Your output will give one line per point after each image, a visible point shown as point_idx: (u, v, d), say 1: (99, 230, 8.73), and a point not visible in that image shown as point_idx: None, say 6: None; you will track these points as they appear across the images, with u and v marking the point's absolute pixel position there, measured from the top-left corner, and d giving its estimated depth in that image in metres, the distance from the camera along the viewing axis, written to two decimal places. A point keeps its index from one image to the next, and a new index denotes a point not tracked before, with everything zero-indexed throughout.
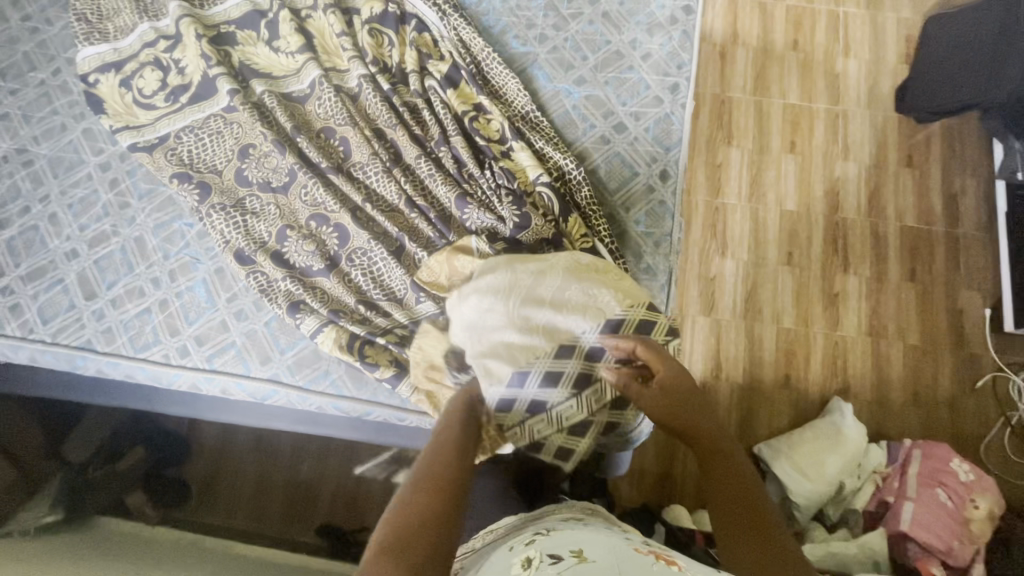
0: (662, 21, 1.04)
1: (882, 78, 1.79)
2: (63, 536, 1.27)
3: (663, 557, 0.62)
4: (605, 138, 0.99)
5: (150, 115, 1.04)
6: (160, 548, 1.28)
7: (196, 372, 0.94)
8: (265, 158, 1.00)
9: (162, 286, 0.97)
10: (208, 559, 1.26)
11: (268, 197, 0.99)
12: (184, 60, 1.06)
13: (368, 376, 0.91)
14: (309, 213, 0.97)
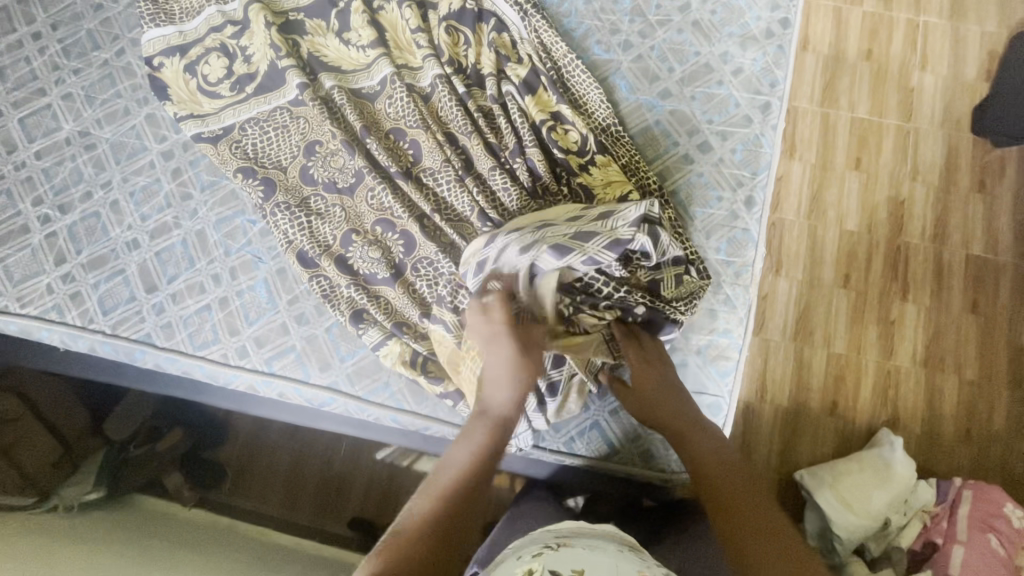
0: (756, 34, 0.97)
1: (960, 95, 1.69)
2: (99, 517, 1.27)
3: None
4: (688, 157, 0.93)
5: (215, 104, 1.01)
6: (191, 534, 1.27)
7: (254, 374, 0.92)
8: (333, 159, 0.97)
9: (222, 283, 0.95)
10: (240, 550, 1.25)
11: (334, 198, 0.96)
12: (252, 47, 1.03)
13: (430, 391, 0.89)
14: (376, 218, 0.94)
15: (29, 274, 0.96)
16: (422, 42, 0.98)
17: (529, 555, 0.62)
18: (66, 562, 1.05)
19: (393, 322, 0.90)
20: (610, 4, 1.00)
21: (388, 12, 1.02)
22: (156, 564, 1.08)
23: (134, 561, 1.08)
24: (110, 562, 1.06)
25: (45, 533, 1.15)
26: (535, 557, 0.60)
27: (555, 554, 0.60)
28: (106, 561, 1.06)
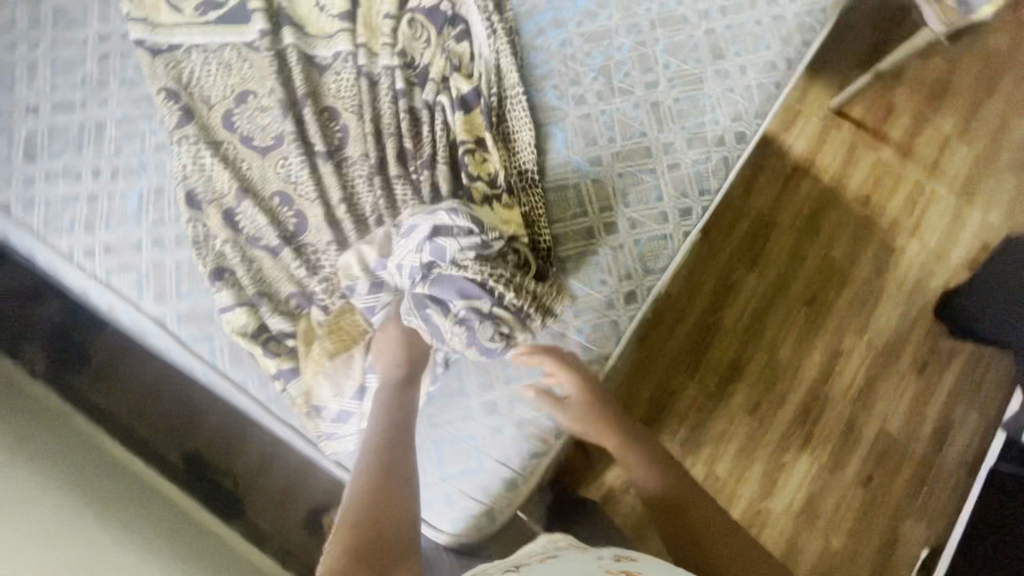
0: (708, 137, 0.94)
1: (936, 273, 1.65)
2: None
3: None
4: (590, 231, 0.91)
5: (172, 19, 0.97)
6: (9, 418, 1.22)
7: (92, 279, 0.90)
8: (258, 106, 0.94)
9: (97, 179, 0.92)
10: (54, 451, 1.21)
11: (245, 153, 0.92)
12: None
13: (249, 360, 0.87)
14: (278, 189, 0.91)
15: None
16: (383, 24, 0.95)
17: None
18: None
19: (245, 286, 0.88)
20: (582, 54, 0.97)
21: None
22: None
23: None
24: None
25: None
26: None
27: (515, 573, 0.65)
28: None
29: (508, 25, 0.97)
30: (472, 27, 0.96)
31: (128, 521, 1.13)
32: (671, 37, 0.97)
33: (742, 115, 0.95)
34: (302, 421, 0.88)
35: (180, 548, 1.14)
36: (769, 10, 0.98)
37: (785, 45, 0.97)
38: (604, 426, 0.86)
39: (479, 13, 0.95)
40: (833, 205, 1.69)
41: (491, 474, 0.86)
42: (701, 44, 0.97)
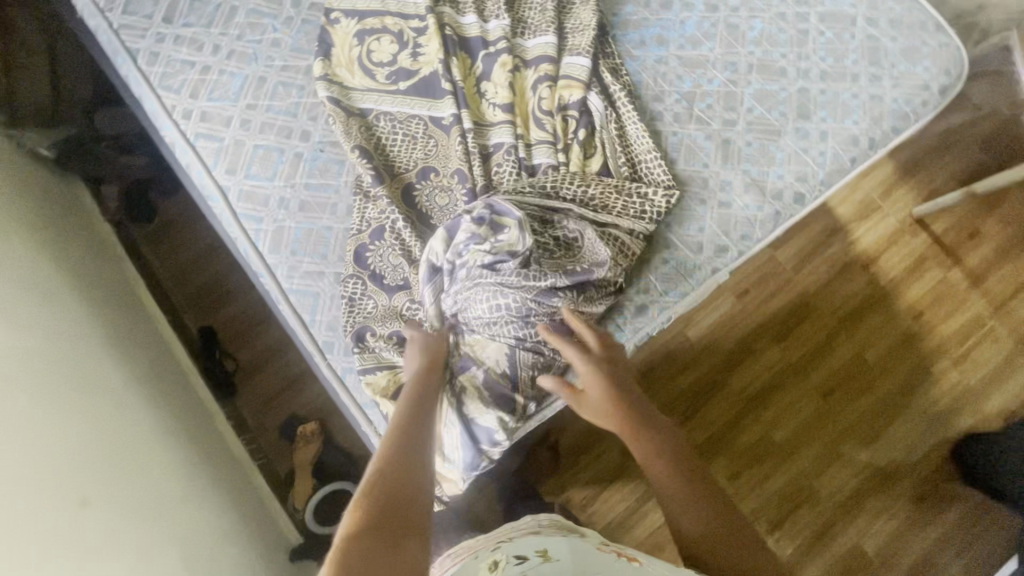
0: (766, 187, 0.95)
1: (969, 411, 1.56)
2: (31, 186, 1.38)
3: (624, 554, 0.65)
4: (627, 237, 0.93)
5: (365, 83, 0.99)
6: (79, 259, 1.38)
7: (181, 137, 1.00)
8: (375, 41, 1.00)
9: (215, 54, 1.03)
10: (106, 301, 1.37)
11: (371, 117, 0.98)
12: (426, 47, 0.99)
13: (286, 249, 0.95)
14: (381, 144, 0.97)
15: None
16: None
17: (486, 554, 0.66)
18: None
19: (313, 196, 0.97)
20: (672, 75, 1.00)
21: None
22: (22, 266, 1.18)
23: (10, 249, 1.18)
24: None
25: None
26: (495, 553, 0.65)
27: (511, 548, 0.66)
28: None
29: (604, 28, 1.02)
30: (578, 20, 1.01)
31: (143, 381, 1.29)
32: (762, 85, 0.99)
33: (808, 177, 0.96)
34: (309, 319, 0.93)
35: (172, 418, 1.29)
36: (870, 87, 0.99)
37: (873, 125, 0.97)
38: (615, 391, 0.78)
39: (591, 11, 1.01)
40: (883, 308, 1.63)
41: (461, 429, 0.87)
42: (790, 99, 0.98)
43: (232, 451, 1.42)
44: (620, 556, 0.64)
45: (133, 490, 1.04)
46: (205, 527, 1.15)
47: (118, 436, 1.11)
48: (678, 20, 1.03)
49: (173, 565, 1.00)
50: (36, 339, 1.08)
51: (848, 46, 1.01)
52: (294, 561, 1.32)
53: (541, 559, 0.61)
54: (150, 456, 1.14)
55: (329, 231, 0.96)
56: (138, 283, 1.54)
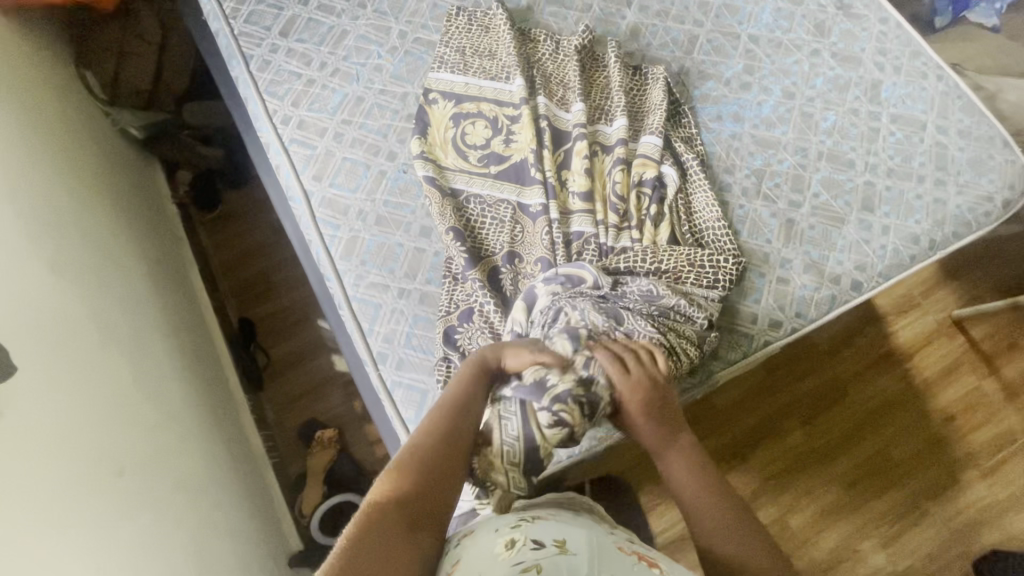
0: (824, 269, 0.98)
1: (995, 527, 1.51)
2: (110, 163, 1.44)
3: (642, 557, 0.67)
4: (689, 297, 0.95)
5: (457, 164, 1.02)
6: (142, 238, 1.42)
7: (276, 139, 1.07)
8: (470, 124, 1.03)
9: (321, 71, 1.11)
10: (159, 279, 1.41)
11: (447, 144, 1.03)
12: (518, 135, 1.02)
13: (358, 259, 0.99)
14: (453, 168, 1.02)
15: None
16: (579, 83, 1.05)
17: (505, 526, 0.66)
18: (54, 176, 1.19)
19: (392, 213, 1.02)
20: (744, 151, 1.05)
21: (570, 42, 1.10)
22: (92, 237, 1.22)
23: (84, 220, 1.22)
24: (68, 203, 1.20)
25: (67, 139, 1.31)
26: (517, 527, 0.65)
27: (533, 525, 0.66)
28: (69, 200, 1.20)
29: (672, 104, 1.08)
30: (649, 98, 1.07)
31: (182, 365, 1.31)
32: (829, 173, 1.03)
33: (866, 266, 0.98)
34: (367, 328, 0.96)
35: (202, 405, 1.31)
36: (935, 190, 1.02)
37: (935, 226, 1.00)
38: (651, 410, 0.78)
39: (664, 90, 1.07)
40: (914, 405, 1.61)
41: None
42: (856, 190, 1.02)
43: (250, 447, 1.43)
44: (641, 561, 0.65)
45: (162, 468, 1.06)
46: (217, 520, 1.14)
47: (155, 416, 1.12)
48: (755, 101, 1.09)
49: (186, 550, 1.00)
50: (94, 310, 1.10)
51: (916, 149, 1.05)
52: (291, 567, 1.31)
53: (559, 551, 0.62)
54: (179, 436, 1.16)
55: (400, 247, 1.00)
56: (191, 267, 1.59)
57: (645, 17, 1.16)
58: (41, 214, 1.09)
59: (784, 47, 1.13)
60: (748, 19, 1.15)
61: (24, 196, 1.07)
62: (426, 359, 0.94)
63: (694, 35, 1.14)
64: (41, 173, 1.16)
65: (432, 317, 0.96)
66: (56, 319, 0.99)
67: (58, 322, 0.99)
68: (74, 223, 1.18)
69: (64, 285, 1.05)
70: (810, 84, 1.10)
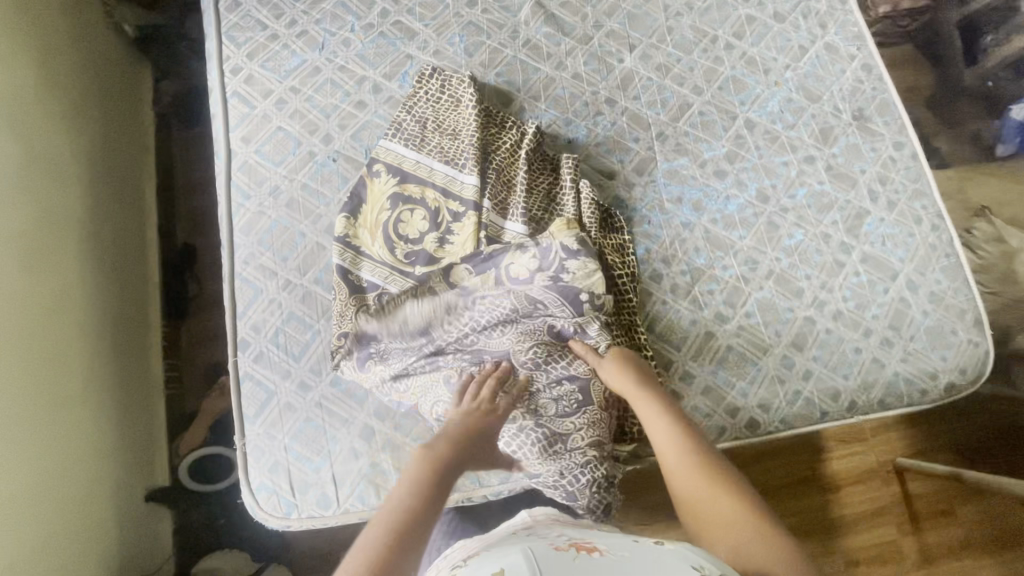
0: (725, 395, 0.90)
1: None
2: (84, 61, 1.38)
3: (584, 547, 0.57)
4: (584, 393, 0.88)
5: (381, 254, 0.92)
6: (96, 147, 1.38)
7: (219, 87, 1.02)
8: (408, 211, 0.93)
9: (288, 28, 1.04)
10: (105, 182, 1.39)
11: (382, 155, 0.96)
12: (455, 236, 0.92)
13: (254, 236, 0.95)
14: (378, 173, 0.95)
15: None
16: (518, 165, 0.95)
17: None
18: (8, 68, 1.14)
19: (307, 199, 0.96)
20: (690, 245, 0.96)
21: (530, 137, 0.98)
22: (31, 139, 1.18)
23: (32, 113, 1.19)
24: (16, 98, 1.15)
25: (40, 27, 1.26)
26: None
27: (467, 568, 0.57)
28: (18, 96, 1.16)
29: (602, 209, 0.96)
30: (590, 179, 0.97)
31: (94, 287, 1.28)
32: (772, 294, 0.94)
33: (770, 407, 0.90)
34: (241, 310, 0.92)
35: (103, 331, 1.28)
36: (877, 348, 0.92)
37: (861, 388, 0.91)
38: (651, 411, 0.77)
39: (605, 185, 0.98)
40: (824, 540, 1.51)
41: (321, 483, 0.85)
42: (792, 322, 0.93)
43: (149, 372, 1.43)
44: (580, 550, 0.55)
45: (30, 374, 1.05)
46: (76, 443, 1.14)
47: (40, 339, 1.09)
48: (723, 193, 0.99)
49: (24, 460, 1.00)
50: (5, 219, 1.07)
51: (875, 297, 0.95)
52: (147, 501, 1.32)
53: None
54: (64, 345, 1.16)
55: (301, 237, 0.95)
56: (148, 181, 1.56)
57: (643, 67, 1.06)
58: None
59: (778, 143, 1.02)
60: (752, 101, 1.05)
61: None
62: (285, 361, 0.89)
63: (688, 102, 1.04)
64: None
65: (305, 319, 0.91)
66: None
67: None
68: (15, 122, 1.14)
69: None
70: (791, 192, 1.00)
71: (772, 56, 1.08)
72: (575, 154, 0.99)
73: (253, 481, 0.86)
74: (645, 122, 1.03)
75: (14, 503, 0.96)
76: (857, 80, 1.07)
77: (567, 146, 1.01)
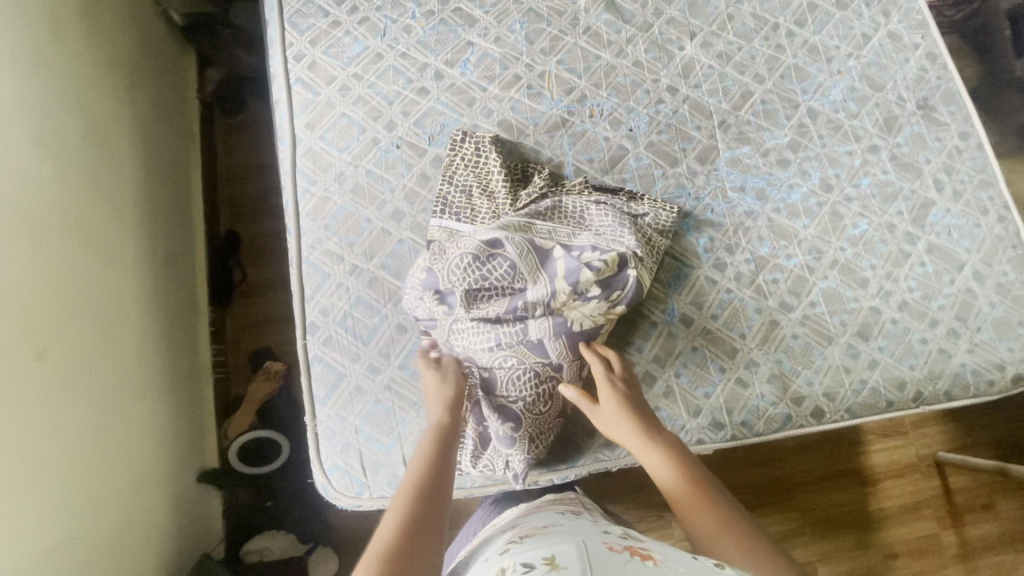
0: (790, 384, 0.90)
1: None
2: (134, 54, 1.39)
3: (637, 551, 0.58)
4: (652, 370, 0.90)
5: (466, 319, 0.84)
6: (148, 140, 1.39)
7: (283, 75, 1.02)
8: (473, 203, 0.94)
9: (349, 15, 1.05)
10: (155, 169, 1.40)
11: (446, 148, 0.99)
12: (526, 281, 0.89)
13: (320, 221, 0.96)
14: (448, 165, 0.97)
15: None
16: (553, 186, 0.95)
17: (497, 557, 0.63)
18: (66, 64, 1.15)
19: (372, 186, 0.97)
20: (754, 233, 0.96)
21: (577, 184, 0.96)
22: (89, 134, 1.19)
23: (88, 99, 1.21)
24: (74, 84, 1.17)
25: (96, 12, 1.27)
26: (504, 560, 0.60)
27: (518, 551, 0.61)
28: (77, 87, 1.18)
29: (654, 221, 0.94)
30: (634, 173, 0.99)
31: (147, 277, 1.30)
32: (837, 284, 0.94)
33: (836, 397, 0.90)
34: (308, 294, 0.93)
35: (158, 323, 1.30)
36: (943, 339, 0.92)
37: (928, 378, 0.91)
38: (636, 404, 0.81)
39: (665, 174, 0.99)
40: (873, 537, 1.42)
41: (392, 465, 0.87)
42: (858, 312, 0.93)
43: (198, 358, 1.44)
44: (633, 555, 0.57)
45: (95, 355, 1.08)
46: (134, 423, 1.16)
47: (102, 330, 1.11)
48: (786, 182, 0.99)
49: (93, 437, 1.04)
50: (66, 204, 1.09)
51: (942, 288, 0.94)
52: (199, 483, 1.34)
53: (545, 565, 0.56)
54: (121, 326, 1.18)
55: (367, 222, 0.96)
56: (194, 168, 1.57)
57: (704, 54, 1.05)
58: (36, 104, 1.05)
59: (842, 132, 1.02)
60: (815, 89, 1.04)
61: (22, 79, 1.03)
62: (354, 344, 0.91)
63: (749, 91, 1.03)
64: (57, 41, 1.14)
65: (374, 304, 0.92)
66: (20, 215, 0.97)
67: (23, 221, 0.98)
68: (74, 117, 1.15)
69: (40, 182, 1.03)
70: (854, 182, 0.99)
71: (835, 44, 1.06)
72: (636, 146, 1.00)
73: (324, 463, 0.88)
74: (706, 111, 1.02)
75: (82, 492, 0.99)
76: (922, 69, 1.06)
77: (627, 135, 1.01)
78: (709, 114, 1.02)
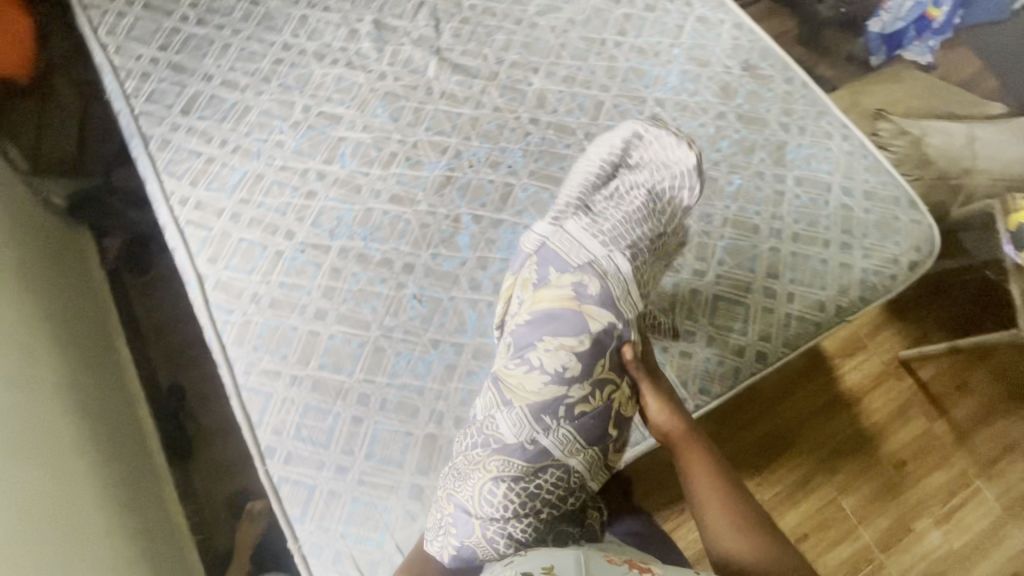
0: (728, 340, 0.96)
1: None
2: (22, 244, 1.38)
3: (637, 564, 0.61)
4: None
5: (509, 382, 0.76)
6: (53, 312, 1.36)
7: (173, 221, 1.05)
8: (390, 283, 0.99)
9: (222, 148, 1.10)
10: (76, 346, 1.37)
11: (349, 237, 1.03)
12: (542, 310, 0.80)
13: (248, 345, 0.96)
14: (357, 253, 1.02)
15: (143, 43, 1.19)
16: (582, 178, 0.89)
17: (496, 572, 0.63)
18: None
19: (289, 295, 0.99)
20: None
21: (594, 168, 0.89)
22: None
23: None
24: None
25: None
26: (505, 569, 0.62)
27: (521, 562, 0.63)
28: None
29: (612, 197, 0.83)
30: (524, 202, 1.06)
31: (98, 452, 1.24)
32: (734, 239, 1.02)
33: (771, 337, 0.96)
34: (257, 420, 0.92)
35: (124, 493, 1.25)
36: (839, 255, 1.01)
37: (841, 292, 0.98)
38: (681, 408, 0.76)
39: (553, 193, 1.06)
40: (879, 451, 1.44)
41: (388, 557, 0.84)
42: (761, 257, 1.01)
43: (174, 519, 1.37)
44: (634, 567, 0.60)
45: (63, 551, 1.02)
46: None
47: (63, 524, 1.05)
48: None
49: None
50: None
51: (822, 211, 1.04)
52: None
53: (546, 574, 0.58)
54: (86, 511, 1.12)
55: (293, 331, 0.97)
56: (117, 335, 1.54)
57: (551, 83, 1.16)
58: None
59: (689, 110, 1.13)
60: (653, 82, 1.16)
61: None
62: (315, 452, 0.90)
63: (600, 100, 1.14)
64: None
65: (322, 406, 0.92)
66: None
67: None
68: None
69: None
70: (715, 147, 1.10)
71: (656, 40, 1.20)
72: (520, 179, 1.07)
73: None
74: (569, 129, 1.12)
75: None
76: (734, 38, 1.20)
77: (508, 172, 1.08)
78: (573, 131, 1.12)
